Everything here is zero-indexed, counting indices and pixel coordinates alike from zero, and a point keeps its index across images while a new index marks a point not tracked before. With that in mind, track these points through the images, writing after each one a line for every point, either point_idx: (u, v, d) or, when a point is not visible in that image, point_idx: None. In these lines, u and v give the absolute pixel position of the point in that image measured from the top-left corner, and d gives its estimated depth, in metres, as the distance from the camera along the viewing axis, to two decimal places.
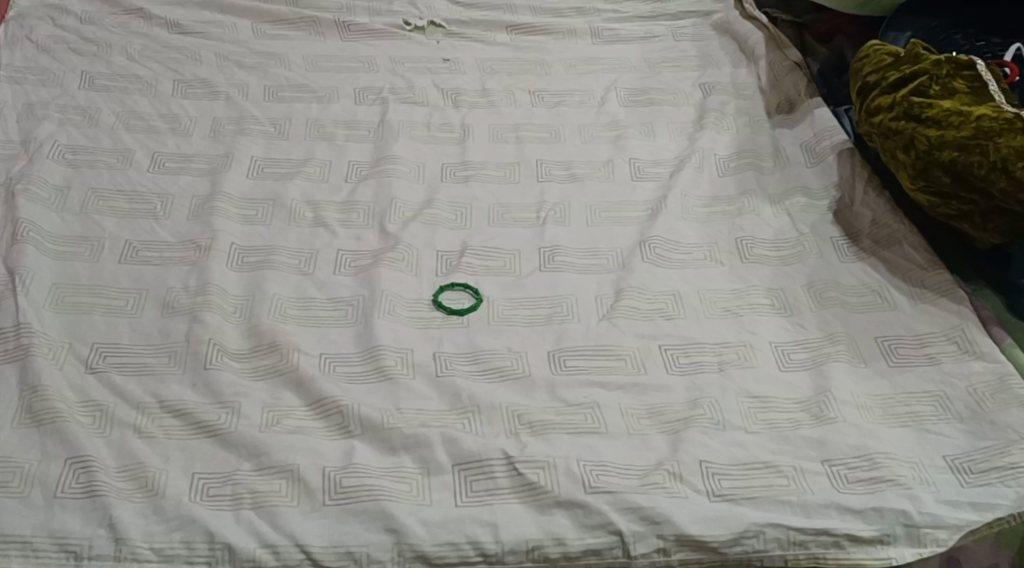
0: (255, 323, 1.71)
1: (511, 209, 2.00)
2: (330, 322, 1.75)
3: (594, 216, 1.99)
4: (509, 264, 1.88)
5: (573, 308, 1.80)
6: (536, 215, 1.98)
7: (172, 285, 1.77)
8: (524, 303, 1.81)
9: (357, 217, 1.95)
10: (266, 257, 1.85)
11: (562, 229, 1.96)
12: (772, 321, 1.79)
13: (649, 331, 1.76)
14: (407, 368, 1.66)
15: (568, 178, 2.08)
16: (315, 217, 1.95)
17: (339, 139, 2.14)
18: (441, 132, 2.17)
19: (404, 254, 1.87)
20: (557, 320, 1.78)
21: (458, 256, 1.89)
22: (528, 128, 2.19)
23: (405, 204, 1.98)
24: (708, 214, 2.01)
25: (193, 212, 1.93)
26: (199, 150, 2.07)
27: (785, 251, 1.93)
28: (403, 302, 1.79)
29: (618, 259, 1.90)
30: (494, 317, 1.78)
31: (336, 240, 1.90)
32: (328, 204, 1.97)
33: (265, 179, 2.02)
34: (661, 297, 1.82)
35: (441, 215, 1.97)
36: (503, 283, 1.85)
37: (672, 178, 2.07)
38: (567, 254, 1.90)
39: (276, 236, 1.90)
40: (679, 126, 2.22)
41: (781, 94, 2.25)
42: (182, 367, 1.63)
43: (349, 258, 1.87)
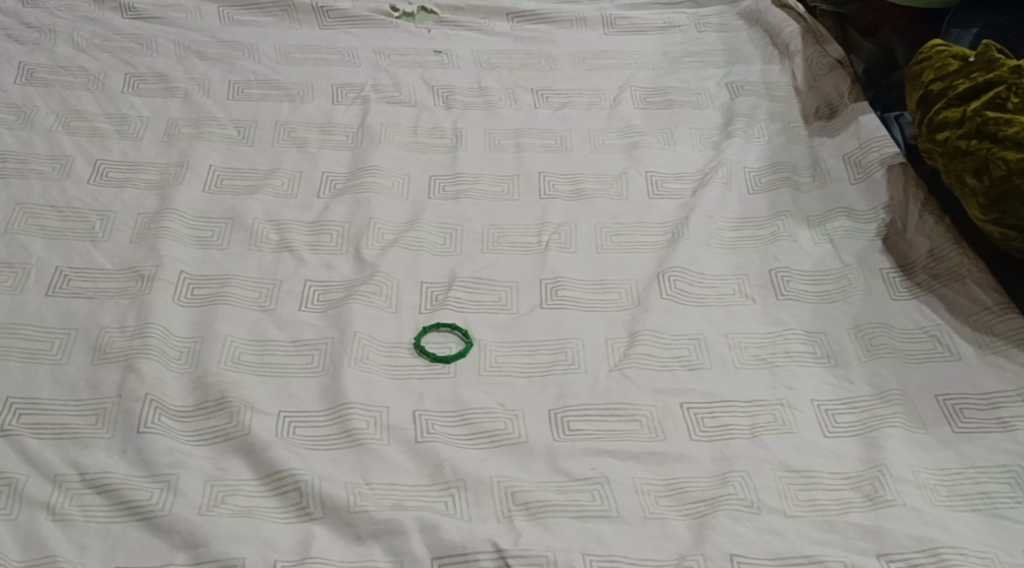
0: (203, 375, 1.44)
1: (508, 231, 1.72)
2: (293, 372, 1.48)
3: (604, 241, 1.72)
4: (504, 299, 1.61)
5: (579, 356, 1.53)
6: (537, 240, 1.71)
7: (106, 324, 1.50)
8: (521, 349, 1.54)
9: (328, 240, 1.68)
10: (220, 289, 1.58)
11: (567, 258, 1.69)
12: (813, 374, 1.52)
13: (669, 385, 1.49)
14: (380, 432, 1.39)
15: (574, 195, 1.80)
16: (280, 240, 1.67)
17: (313, 145, 1.86)
18: (429, 138, 1.89)
19: (382, 287, 1.60)
20: (560, 369, 1.51)
21: (445, 290, 1.62)
22: (529, 135, 1.92)
23: (385, 224, 1.71)
24: (736, 239, 1.73)
25: (138, 233, 1.66)
26: (149, 158, 1.81)
27: (827, 285, 1.65)
28: (378, 346, 1.52)
29: (632, 295, 1.63)
30: (486, 367, 1.51)
31: (303, 269, 1.63)
32: (296, 223, 1.70)
33: (225, 192, 1.75)
34: (683, 343, 1.55)
35: (426, 238, 1.69)
36: (497, 323, 1.58)
37: (694, 197, 1.79)
38: (572, 288, 1.63)
39: (233, 263, 1.63)
40: (702, 133, 1.95)
41: (820, 97, 1.96)
42: (110, 433, 1.36)
43: (317, 292, 1.60)
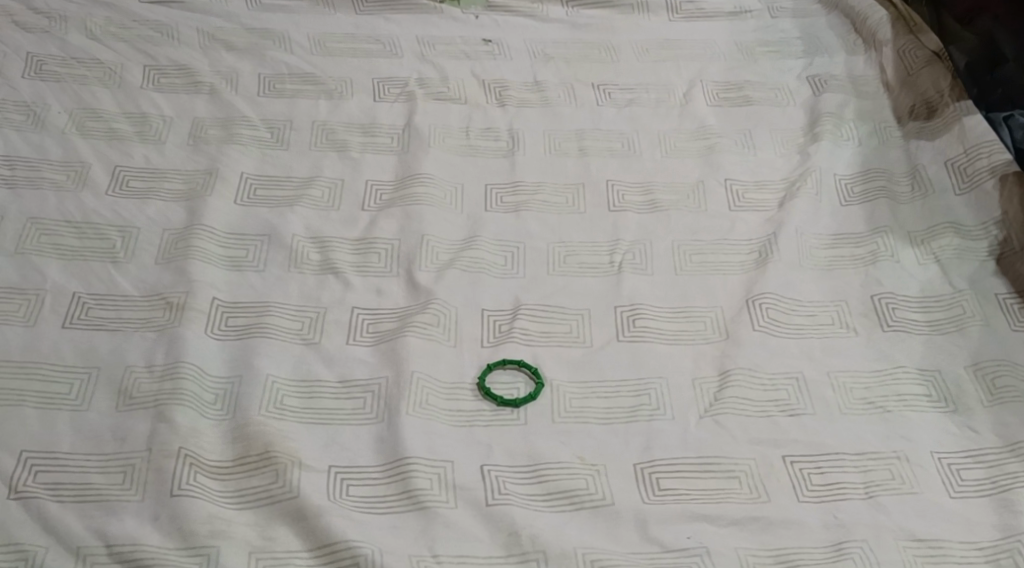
0: (243, 424, 1.27)
1: (576, 250, 1.54)
2: (344, 418, 1.30)
3: (684, 261, 1.54)
4: (576, 331, 1.43)
5: (664, 398, 1.35)
6: (609, 260, 1.53)
7: (132, 362, 1.33)
8: (599, 390, 1.36)
9: (377, 261, 1.51)
10: (258, 320, 1.41)
11: (644, 282, 1.51)
12: (930, 420, 1.34)
13: (769, 434, 1.31)
14: (446, 493, 1.23)
15: (647, 206, 1.62)
16: (323, 261, 1.50)
17: (355, 149, 1.68)
18: (483, 141, 1.71)
19: (439, 317, 1.42)
20: (644, 415, 1.33)
21: (510, 320, 1.44)
22: (593, 137, 1.73)
23: (439, 242, 1.53)
24: (831, 259, 1.55)
25: (165, 253, 1.49)
26: (175, 165, 1.63)
27: (937, 314, 1.47)
28: (439, 388, 1.34)
29: (720, 325, 1.45)
30: (560, 411, 1.33)
31: (349, 295, 1.46)
32: (340, 241, 1.53)
33: (260, 205, 1.58)
34: (780, 383, 1.38)
35: (486, 259, 1.51)
36: (569, 358, 1.40)
37: (782, 210, 1.61)
38: (652, 317, 1.45)
39: (272, 288, 1.46)
40: (784, 134, 1.76)
41: (916, 94, 1.76)
42: (141, 495, 1.19)
43: (367, 322, 1.43)
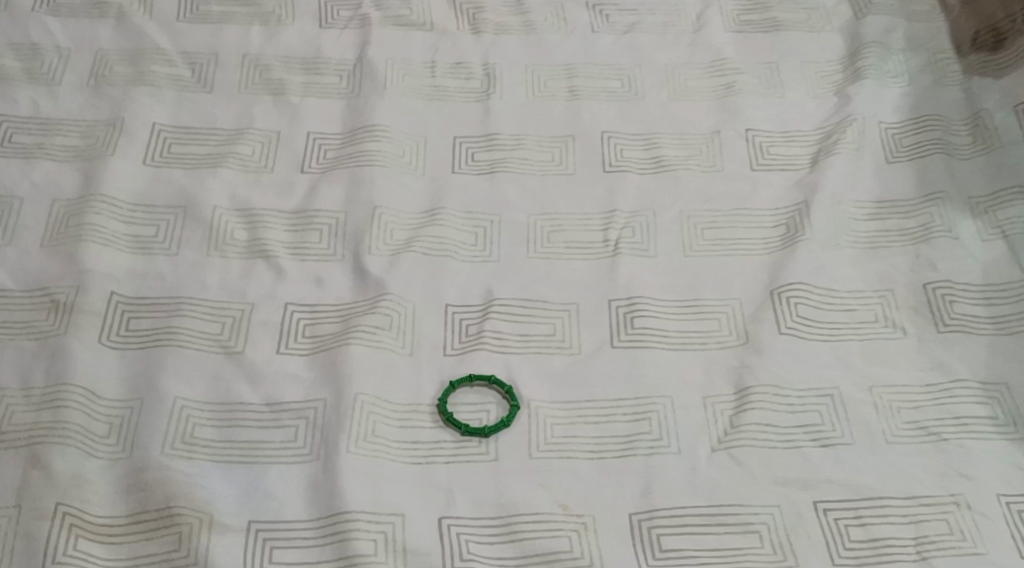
0: (140, 467, 1.02)
1: (562, 225, 1.26)
2: (269, 456, 1.05)
3: (694, 238, 1.26)
4: (561, 333, 1.17)
5: (668, 424, 1.09)
6: (602, 238, 1.25)
7: (4, 382, 1.07)
8: (587, 414, 1.10)
9: (317, 242, 1.23)
10: (166, 323, 1.14)
11: (644, 267, 1.23)
12: (995, 451, 1.09)
13: (798, 473, 1.06)
14: (394, 559, 0.98)
15: (651, 164, 1.33)
16: (250, 242, 1.22)
17: (294, 92, 1.37)
18: (452, 81, 1.40)
19: (392, 317, 1.15)
20: (642, 447, 1.07)
21: (479, 321, 1.17)
22: (586, 74, 1.43)
23: (395, 216, 1.25)
24: (873, 235, 1.27)
25: (53, 233, 1.20)
26: (71, 114, 1.32)
27: (1005, 307, 1.19)
28: (388, 413, 1.08)
29: (737, 324, 1.18)
30: (539, 443, 1.07)
31: (282, 287, 1.18)
32: (273, 216, 1.24)
33: (174, 166, 1.29)
34: (813, 402, 1.11)
35: (451, 239, 1.23)
36: (551, 370, 1.13)
37: (815, 170, 1.32)
38: (655, 314, 1.18)
39: (187, 278, 1.18)
40: (818, 69, 1.45)
41: (981, 17, 1.42)
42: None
43: (302, 323, 1.15)
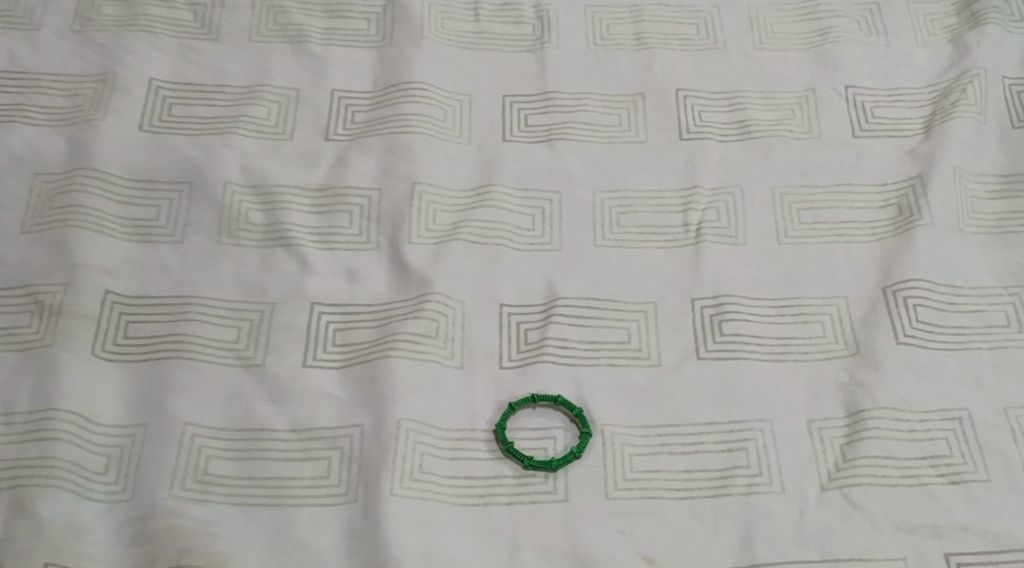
0: (145, 513, 0.85)
1: (634, 206, 1.07)
2: (298, 496, 0.88)
3: (790, 221, 1.07)
4: (638, 340, 0.99)
5: (768, 456, 0.92)
6: (681, 222, 1.06)
7: None
8: (673, 442, 0.93)
9: (348, 227, 1.04)
10: (172, 329, 0.96)
11: (733, 257, 1.04)
12: None
13: (925, 518, 0.89)
14: None
15: (736, 130, 1.13)
16: (269, 227, 1.04)
17: (315, 41, 1.17)
18: (500, 27, 1.19)
19: (439, 323, 0.97)
20: (740, 485, 0.90)
21: (541, 325, 0.99)
22: (656, 18, 1.21)
23: (438, 196, 1.06)
24: (1001, 216, 1.08)
25: (36, 216, 1.02)
26: (54, 68, 1.12)
27: None
28: (438, 442, 0.91)
29: (844, 330, 1.00)
30: (616, 480, 0.91)
31: (307, 283, 1.00)
32: (295, 195, 1.06)
33: (177, 131, 1.09)
34: (940, 428, 0.94)
35: (505, 223, 1.05)
36: (628, 386, 0.96)
37: (931, 138, 1.12)
38: (747, 318, 1.00)
39: (195, 271, 1.00)
40: (928, 11, 1.24)
41: None
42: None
43: (333, 328, 0.98)
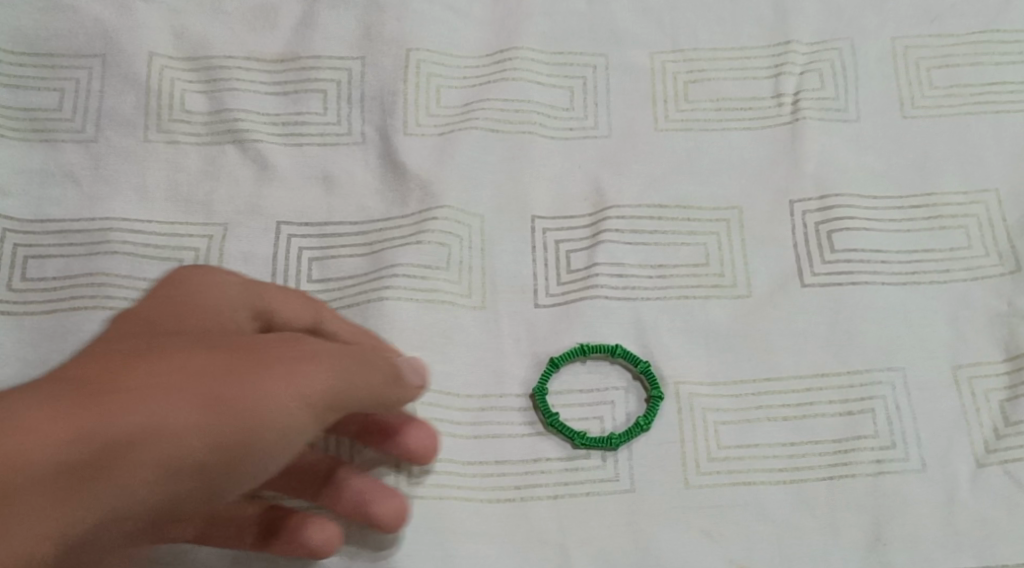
0: None
1: (706, 71, 0.79)
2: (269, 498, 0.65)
3: (918, 85, 0.79)
4: (721, 260, 0.73)
5: (902, 420, 0.68)
6: (771, 91, 0.78)
7: None
8: (772, 404, 0.69)
9: (319, 112, 0.77)
10: (86, 266, 0.71)
11: (843, 141, 0.77)
12: None
13: None
14: None
15: None
16: (213, 115, 0.76)
17: None
18: None
19: (450, 249, 0.72)
20: (867, 463, 0.67)
21: (587, 246, 0.73)
22: None
23: (441, 66, 0.78)
24: None
25: None
26: None
27: None
28: (456, 416, 0.68)
29: (997, 235, 0.74)
30: (698, 460, 0.67)
31: (268, 194, 0.74)
32: (247, 69, 0.78)
33: None
34: None
35: (533, 103, 0.77)
36: (708, 326, 0.71)
37: None
38: (866, 225, 0.74)
39: (115, 182, 0.74)
40: None
41: None
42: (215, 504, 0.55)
43: (305, 255, 0.72)
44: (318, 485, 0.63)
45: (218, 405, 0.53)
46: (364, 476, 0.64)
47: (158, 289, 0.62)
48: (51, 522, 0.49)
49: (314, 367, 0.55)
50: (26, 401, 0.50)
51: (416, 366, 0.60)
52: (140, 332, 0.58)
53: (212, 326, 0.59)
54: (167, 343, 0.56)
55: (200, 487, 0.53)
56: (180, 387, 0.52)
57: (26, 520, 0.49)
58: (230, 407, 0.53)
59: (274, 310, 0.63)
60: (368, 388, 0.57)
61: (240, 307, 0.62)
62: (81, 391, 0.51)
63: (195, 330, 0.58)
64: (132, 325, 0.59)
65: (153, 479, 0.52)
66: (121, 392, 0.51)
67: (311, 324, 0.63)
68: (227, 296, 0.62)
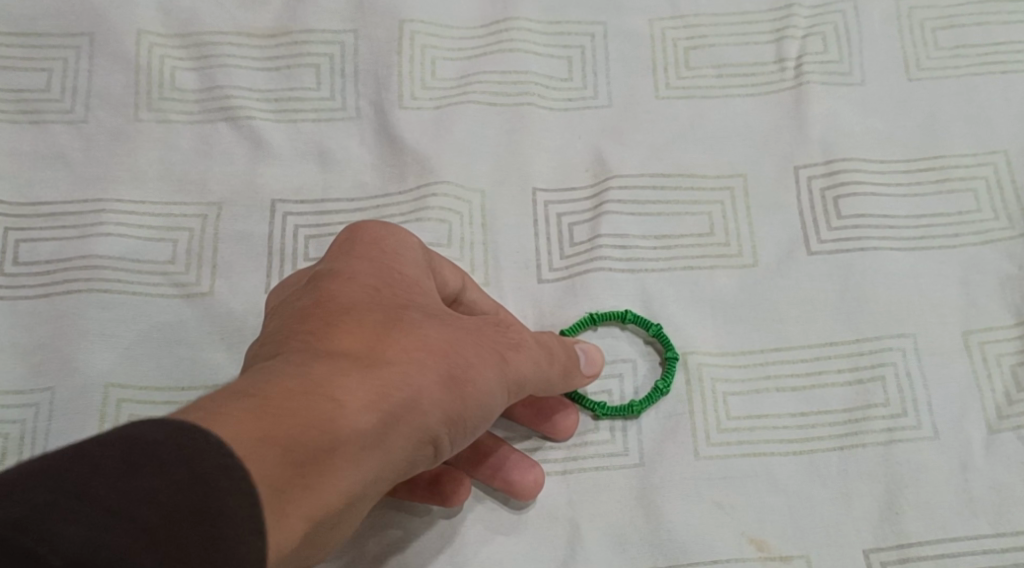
0: None
1: (706, 37, 0.77)
2: None
3: (924, 46, 0.77)
4: (727, 230, 0.72)
5: (914, 388, 0.67)
6: (774, 56, 0.77)
7: None
8: (781, 374, 0.68)
9: (313, 87, 0.75)
10: (79, 249, 0.69)
11: (848, 105, 0.76)
12: None
13: None
14: None
15: None
16: (205, 92, 0.75)
17: None
18: None
19: (451, 226, 0.71)
20: (879, 431, 0.66)
21: (590, 217, 0.72)
22: None
23: (436, 37, 0.76)
24: None
25: None
26: None
27: None
28: None
29: (1006, 198, 0.72)
30: (708, 432, 0.66)
31: (263, 172, 0.73)
32: (237, 45, 0.76)
33: None
34: None
35: (531, 73, 0.76)
36: (715, 296, 0.70)
37: None
38: (874, 190, 0.73)
39: (106, 164, 0.72)
40: None
41: None
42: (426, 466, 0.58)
43: (302, 233, 0.71)
44: (469, 465, 0.65)
45: (452, 385, 0.54)
46: (513, 449, 0.65)
47: (346, 251, 0.59)
48: (361, 476, 0.52)
49: (520, 357, 0.58)
50: (323, 378, 0.51)
51: (591, 356, 0.64)
52: (379, 303, 0.55)
53: (427, 295, 0.58)
54: (426, 319, 0.56)
55: (427, 457, 0.55)
56: (427, 363, 0.54)
57: (337, 476, 0.50)
58: (463, 391, 0.55)
59: (441, 274, 0.62)
60: (544, 372, 0.60)
61: (429, 273, 0.61)
62: (352, 366, 0.52)
63: (412, 299, 0.57)
64: (358, 294, 0.56)
65: (402, 456, 0.53)
66: (382, 367, 0.53)
67: (457, 295, 0.64)
68: (420, 263, 0.60)
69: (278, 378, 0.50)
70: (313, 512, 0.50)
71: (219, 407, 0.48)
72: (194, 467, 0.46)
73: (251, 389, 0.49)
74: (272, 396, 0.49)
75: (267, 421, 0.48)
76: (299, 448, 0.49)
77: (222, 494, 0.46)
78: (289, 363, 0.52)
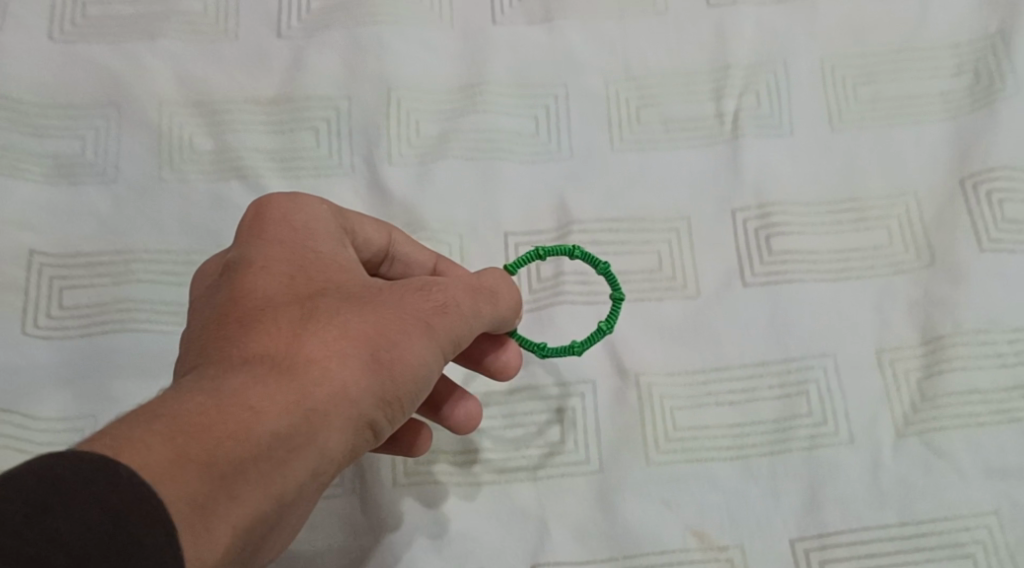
0: None
1: (655, 96, 0.89)
2: None
3: (844, 100, 0.89)
4: (674, 266, 0.83)
5: (833, 400, 0.78)
6: (714, 112, 0.88)
7: None
8: (720, 390, 0.79)
9: (313, 147, 0.86)
10: (114, 294, 0.80)
11: (779, 153, 0.87)
12: None
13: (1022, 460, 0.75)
14: None
15: None
16: (219, 153, 0.86)
17: None
18: None
19: None
20: (803, 438, 0.77)
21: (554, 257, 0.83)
22: None
23: (419, 101, 0.88)
24: None
25: None
26: None
27: None
28: None
29: (915, 233, 0.83)
30: (657, 441, 0.77)
31: None
32: (246, 110, 0.87)
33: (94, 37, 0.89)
34: None
35: (502, 131, 0.87)
36: (663, 324, 0.81)
37: None
38: (799, 229, 0.84)
39: (135, 218, 0.83)
40: None
41: None
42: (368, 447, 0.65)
43: None
44: (432, 409, 0.75)
45: (375, 367, 0.62)
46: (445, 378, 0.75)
47: (259, 234, 0.67)
48: (302, 471, 0.59)
49: (445, 320, 0.65)
50: (235, 389, 0.57)
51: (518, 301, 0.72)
52: (293, 297, 0.63)
53: (346, 271, 0.66)
54: (348, 305, 0.63)
55: (366, 439, 0.63)
56: (349, 350, 0.61)
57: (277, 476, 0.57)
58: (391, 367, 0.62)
59: (356, 233, 0.72)
60: (468, 331, 0.67)
61: (339, 237, 0.69)
62: (268, 370, 0.59)
63: (331, 284, 0.65)
64: (275, 289, 0.63)
65: (341, 444, 0.61)
66: (305, 363, 0.60)
67: (386, 250, 0.74)
68: (328, 228, 0.69)
69: (196, 393, 0.57)
70: (254, 522, 0.56)
71: (135, 434, 0.54)
72: (105, 503, 0.50)
73: (172, 411, 0.55)
74: (193, 413, 0.56)
75: (191, 439, 0.54)
76: (222, 458, 0.55)
77: (136, 521, 0.50)
78: (211, 374, 0.59)
